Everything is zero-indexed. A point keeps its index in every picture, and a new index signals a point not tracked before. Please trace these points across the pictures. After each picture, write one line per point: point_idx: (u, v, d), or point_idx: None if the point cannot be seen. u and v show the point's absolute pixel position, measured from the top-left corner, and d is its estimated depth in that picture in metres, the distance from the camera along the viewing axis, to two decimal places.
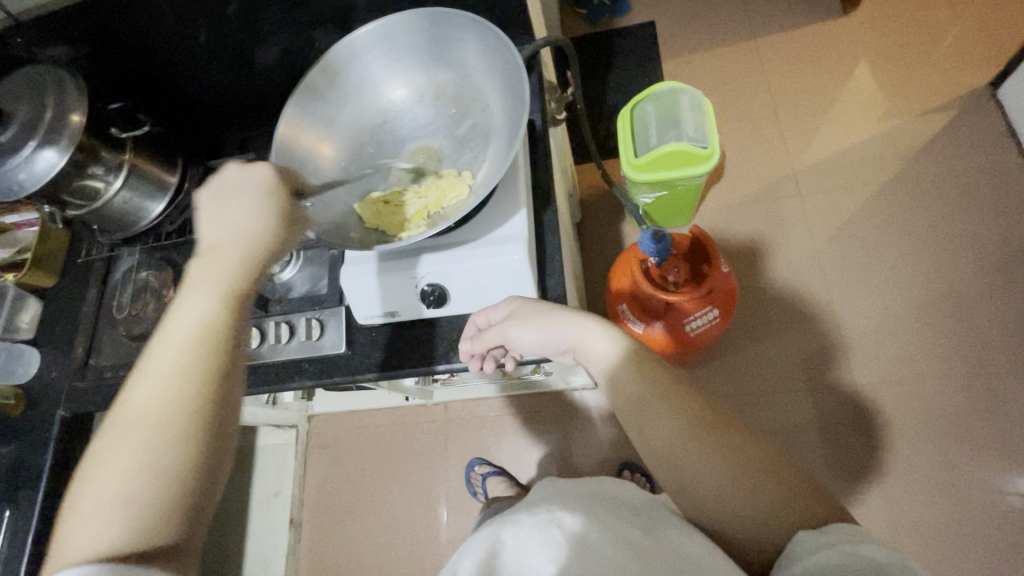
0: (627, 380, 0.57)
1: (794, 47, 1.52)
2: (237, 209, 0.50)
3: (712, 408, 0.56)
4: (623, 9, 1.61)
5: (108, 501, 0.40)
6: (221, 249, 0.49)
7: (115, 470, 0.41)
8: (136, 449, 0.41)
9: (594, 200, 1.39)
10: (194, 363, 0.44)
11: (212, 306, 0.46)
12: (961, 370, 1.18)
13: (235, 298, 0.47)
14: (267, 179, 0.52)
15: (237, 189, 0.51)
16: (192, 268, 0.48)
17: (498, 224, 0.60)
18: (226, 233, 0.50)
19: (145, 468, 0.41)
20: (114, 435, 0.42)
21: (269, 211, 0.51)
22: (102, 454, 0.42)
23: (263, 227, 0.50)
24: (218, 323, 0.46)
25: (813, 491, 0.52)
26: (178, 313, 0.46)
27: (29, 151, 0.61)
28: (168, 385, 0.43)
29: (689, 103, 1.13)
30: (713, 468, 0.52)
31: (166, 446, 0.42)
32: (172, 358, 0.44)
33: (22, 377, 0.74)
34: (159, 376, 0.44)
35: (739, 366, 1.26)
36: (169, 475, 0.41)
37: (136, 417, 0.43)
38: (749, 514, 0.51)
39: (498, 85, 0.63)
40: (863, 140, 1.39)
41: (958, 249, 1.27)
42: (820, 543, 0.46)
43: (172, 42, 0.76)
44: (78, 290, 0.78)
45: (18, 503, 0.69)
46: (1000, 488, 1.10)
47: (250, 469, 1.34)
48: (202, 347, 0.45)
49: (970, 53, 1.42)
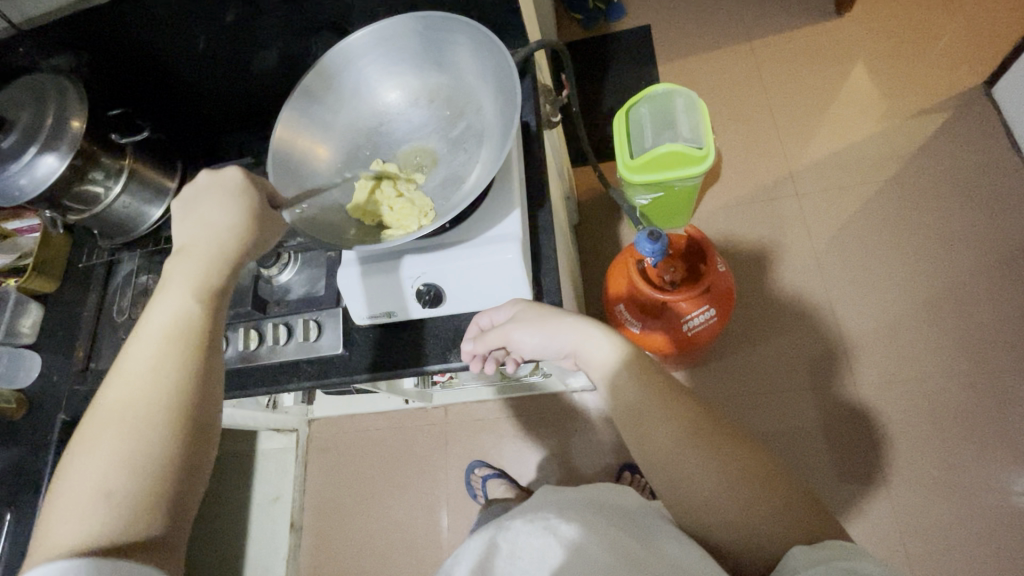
0: (626, 386, 0.58)
1: (790, 48, 1.52)
2: (210, 210, 0.53)
3: (711, 417, 0.56)
4: (619, 13, 1.62)
5: (89, 494, 0.41)
6: (193, 246, 0.52)
7: (94, 466, 0.42)
8: (114, 444, 0.43)
9: (592, 203, 1.40)
10: (170, 360, 0.46)
11: (187, 305, 0.49)
12: (961, 369, 1.18)
13: (208, 297, 0.50)
14: (237, 180, 0.55)
15: (208, 191, 0.54)
16: (167, 271, 0.51)
17: (492, 224, 0.61)
18: (197, 232, 0.52)
19: (124, 460, 0.43)
20: (90, 433, 0.44)
21: (241, 209, 0.53)
22: (79, 451, 0.43)
23: (235, 224, 0.52)
24: (192, 322, 0.48)
25: (806, 499, 0.52)
26: (152, 314, 0.48)
27: (29, 156, 0.62)
28: (143, 382, 0.45)
29: (684, 105, 1.13)
30: (710, 475, 0.52)
31: (144, 439, 0.43)
32: (146, 356, 0.46)
33: (23, 380, 0.75)
34: (139, 367, 0.46)
35: (737, 366, 1.27)
36: (150, 466, 0.43)
37: (113, 414, 0.44)
38: (742, 522, 0.51)
39: (491, 86, 0.64)
40: (860, 141, 1.40)
41: (957, 247, 1.27)
42: (810, 558, 0.46)
43: (171, 50, 0.77)
44: (78, 295, 0.79)
45: (20, 506, 0.69)
46: (1002, 488, 1.10)
47: (252, 473, 1.35)
48: (177, 343, 0.47)
49: (966, 52, 1.42)
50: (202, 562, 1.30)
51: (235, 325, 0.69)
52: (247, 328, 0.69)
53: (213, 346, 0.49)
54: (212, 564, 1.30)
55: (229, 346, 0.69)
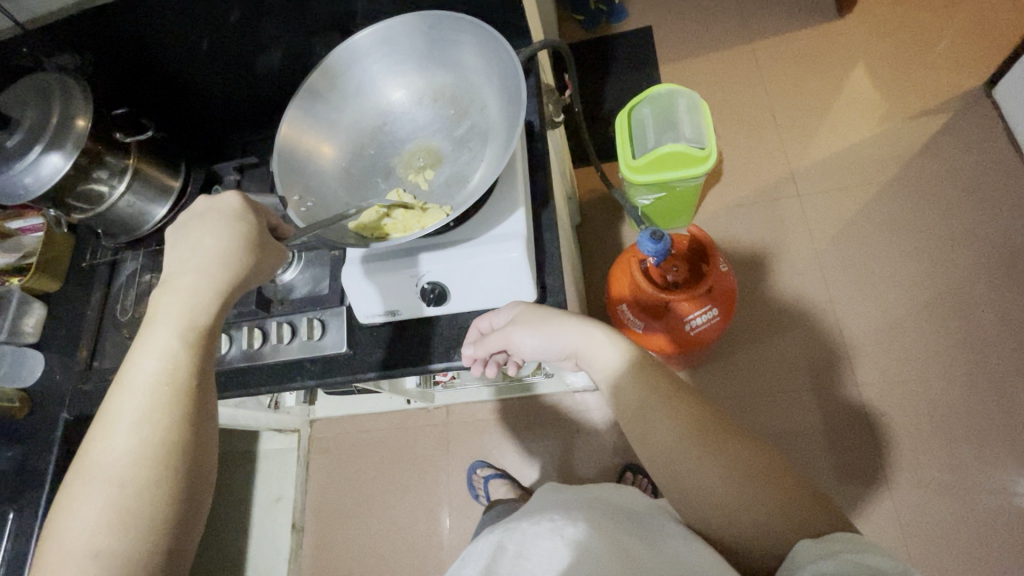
0: (629, 386, 0.59)
1: (791, 50, 1.53)
2: (202, 236, 0.53)
3: (714, 414, 0.56)
4: (621, 14, 1.63)
5: (77, 552, 0.44)
6: (180, 281, 0.52)
7: (83, 523, 0.45)
8: (102, 502, 0.45)
9: (593, 204, 1.40)
10: (156, 411, 0.48)
11: (173, 350, 0.50)
12: (962, 369, 1.18)
13: (194, 341, 0.51)
14: (234, 206, 0.55)
15: (203, 216, 0.55)
16: (152, 308, 0.51)
17: (496, 223, 0.61)
18: (187, 262, 0.53)
19: (116, 513, 0.45)
20: (80, 487, 0.46)
21: (235, 234, 0.53)
22: (71, 505, 0.46)
23: (226, 252, 0.52)
24: (179, 365, 0.50)
25: (811, 494, 0.52)
26: (137, 359, 0.50)
27: (34, 154, 0.62)
28: (130, 435, 0.47)
29: (686, 105, 1.14)
30: (716, 473, 0.52)
31: (131, 496, 0.46)
32: (133, 406, 0.48)
33: (26, 379, 0.75)
34: (127, 415, 0.48)
35: (739, 366, 1.27)
36: (137, 523, 0.45)
37: (102, 469, 0.47)
38: (748, 517, 0.51)
39: (495, 85, 0.64)
40: (861, 141, 1.40)
41: (958, 248, 1.27)
42: (822, 551, 0.46)
43: (175, 50, 0.77)
44: (81, 295, 0.79)
45: (22, 505, 0.69)
46: (1005, 490, 1.09)
47: (254, 474, 1.35)
48: (163, 394, 0.49)
49: (967, 53, 1.43)
50: (203, 563, 1.30)
51: (239, 324, 0.69)
52: (251, 327, 0.69)
53: (199, 392, 0.50)
54: (213, 565, 1.29)
55: (232, 345, 0.69)
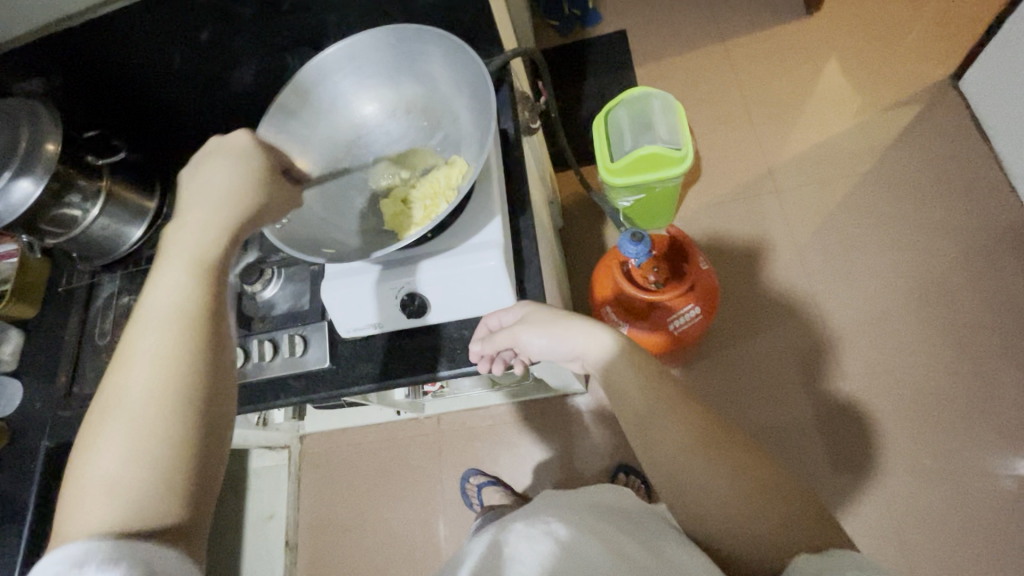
0: (633, 392, 0.58)
1: (764, 48, 1.55)
2: (210, 171, 0.53)
3: (719, 424, 0.56)
4: (595, 18, 1.64)
5: (101, 485, 0.42)
6: (190, 217, 0.51)
7: (103, 457, 0.43)
8: (122, 435, 0.43)
9: (575, 206, 1.41)
10: (172, 342, 0.46)
11: (183, 284, 0.48)
12: (944, 356, 1.20)
13: (203, 273, 0.49)
14: (243, 144, 0.55)
15: (212, 154, 0.54)
16: (163, 246, 0.50)
17: (473, 233, 0.61)
18: (198, 197, 0.51)
19: (135, 446, 0.43)
20: (100, 422, 0.44)
21: (243, 173, 0.53)
22: (93, 442, 0.44)
23: (233, 186, 0.52)
24: (193, 299, 0.48)
25: (815, 509, 0.52)
26: (153, 296, 0.48)
27: (4, 180, 0.61)
28: (149, 368, 0.45)
29: (660, 107, 1.15)
30: (717, 486, 0.53)
31: (150, 428, 0.43)
32: (152, 340, 0.46)
33: (5, 408, 0.74)
34: (144, 351, 0.46)
35: (728, 362, 1.28)
36: (157, 453, 0.43)
37: (122, 401, 0.44)
38: (748, 529, 0.51)
39: (466, 95, 0.64)
40: (836, 136, 1.42)
41: (934, 236, 1.29)
42: (818, 567, 0.46)
43: (144, 69, 0.76)
44: (59, 319, 0.78)
45: (4, 537, 0.68)
46: (993, 471, 1.11)
47: (244, 492, 1.34)
48: (177, 326, 0.47)
49: (933, 46, 1.46)
50: None
51: None
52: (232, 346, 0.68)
53: (208, 322, 0.47)
54: None
55: None
